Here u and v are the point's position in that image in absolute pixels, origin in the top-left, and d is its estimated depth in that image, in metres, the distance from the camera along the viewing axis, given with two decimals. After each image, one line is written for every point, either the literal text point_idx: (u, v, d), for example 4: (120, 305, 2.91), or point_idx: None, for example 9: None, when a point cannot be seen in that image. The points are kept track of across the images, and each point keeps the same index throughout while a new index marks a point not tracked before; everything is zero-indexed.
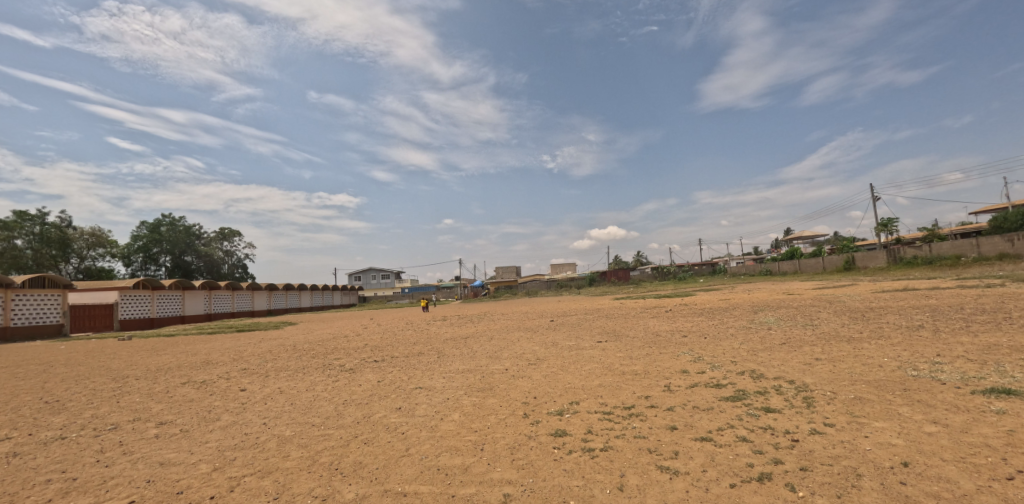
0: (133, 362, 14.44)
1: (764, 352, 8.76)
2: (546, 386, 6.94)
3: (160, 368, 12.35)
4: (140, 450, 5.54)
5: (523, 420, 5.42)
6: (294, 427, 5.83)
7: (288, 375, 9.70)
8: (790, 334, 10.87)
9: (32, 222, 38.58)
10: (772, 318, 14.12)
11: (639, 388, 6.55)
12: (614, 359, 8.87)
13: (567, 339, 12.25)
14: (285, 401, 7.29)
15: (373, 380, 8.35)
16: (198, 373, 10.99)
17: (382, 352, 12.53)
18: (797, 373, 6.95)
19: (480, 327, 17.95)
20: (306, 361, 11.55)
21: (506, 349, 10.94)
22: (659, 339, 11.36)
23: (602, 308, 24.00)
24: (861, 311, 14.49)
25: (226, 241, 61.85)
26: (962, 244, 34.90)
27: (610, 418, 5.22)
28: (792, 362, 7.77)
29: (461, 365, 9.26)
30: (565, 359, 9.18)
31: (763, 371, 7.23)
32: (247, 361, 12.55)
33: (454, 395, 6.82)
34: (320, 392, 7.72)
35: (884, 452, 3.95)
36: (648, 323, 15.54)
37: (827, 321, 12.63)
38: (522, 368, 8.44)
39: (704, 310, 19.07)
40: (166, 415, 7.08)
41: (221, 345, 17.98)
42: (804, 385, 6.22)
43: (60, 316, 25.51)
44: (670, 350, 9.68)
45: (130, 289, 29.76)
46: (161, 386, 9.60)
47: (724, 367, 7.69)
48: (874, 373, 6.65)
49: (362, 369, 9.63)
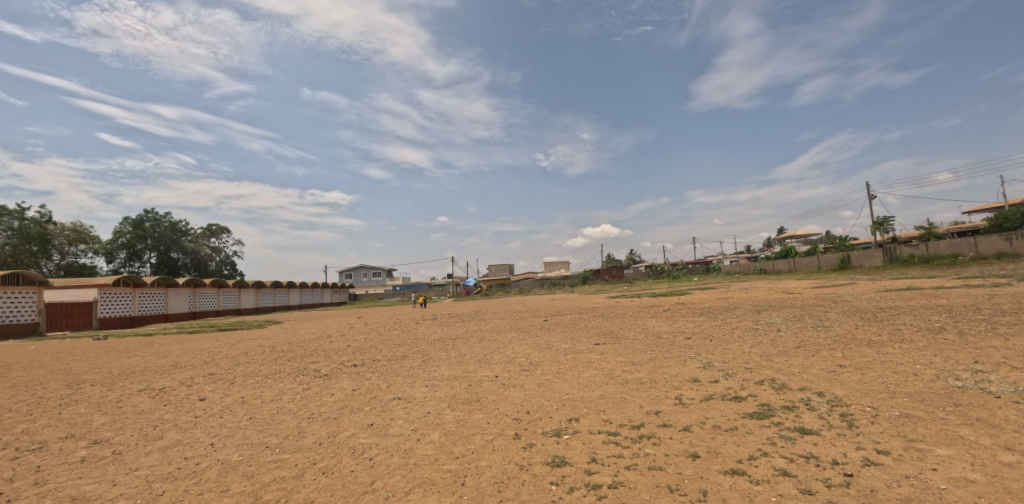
0: (96, 364, 13.36)
1: (781, 358, 7.96)
2: (539, 398, 6.11)
3: (123, 372, 11.37)
4: (55, 479, 4.62)
5: (514, 443, 4.58)
6: (246, 449, 4.96)
7: (257, 382, 8.77)
8: (802, 336, 10.13)
9: (10, 217, 37.14)
10: (777, 318, 13.45)
11: (647, 401, 5.73)
12: (614, 365, 8.04)
13: (562, 341, 11.36)
14: (244, 415, 6.39)
15: (348, 389, 7.47)
16: (159, 379, 10.02)
17: (363, 354, 11.61)
18: (824, 383, 6.20)
19: (471, 327, 17.17)
20: (280, 365, 10.64)
21: (497, 352, 10.07)
22: (662, 342, 10.50)
23: (598, 307, 23.09)
24: (872, 311, 13.72)
25: (214, 238, 60.46)
26: (959, 242, 34.47)
27: (616, 442, 4.41)
28: (815, 370, 7.00)
29: (447, 370, 8.40)
30: (561, 364, 8.35)
31: (785, 380, 6.45)
32: (217, 365, 11.61)
33: (436, 408, 5.97)
34: (285, 404, 6.85)
35: (965, 493, 3.18)
36: (647, 323, 14.80)
37: (840, 322, 11.87)
38: (515, 375, 7.60)
39: (704, 310, 18.24)
40: (104, 431, 6.14)
41: (197, 346, 17.00)
42: (836, 399, 5.48)
43: (35, 314, 24.33)
44: (675, 355, 8.85)
45: (110, 287, 28.55)
46: (113, 395, 8.61)
47: (739, 374, 6.92)
48: (912, 386, 5.90)
49: (338, 375, 8.73)
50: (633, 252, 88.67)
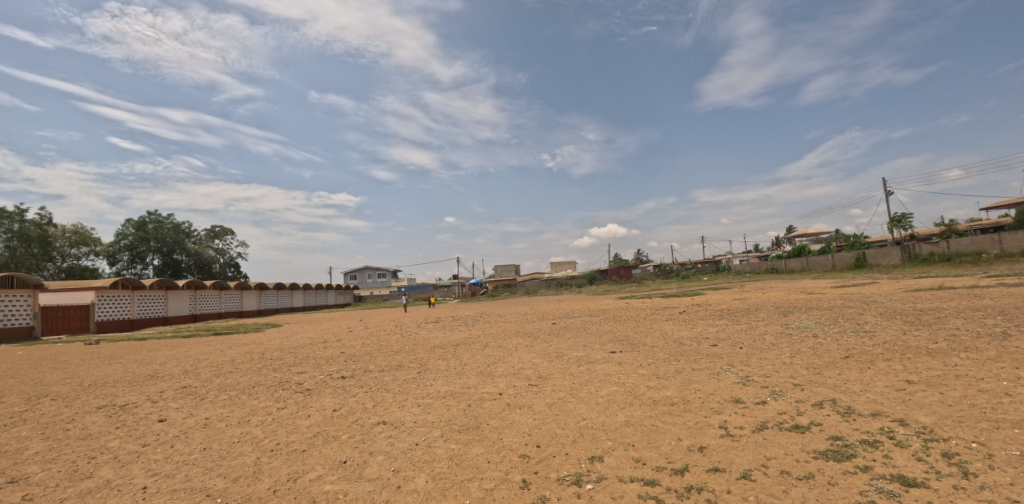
0: (74, 373, 12.45)
1: (832, 371, 6.80)
2: (552, 425, 5.02)
3: (94, 384, 10.41)
4: None
5: (520, 496, 3.50)
6: (180, 499, 3.93)
7: (229, 399, 7.75)
8: (845, 342, 8.97)
9: (10, 219, 36.39)
10: (808, 321, 12.22)
11: (685, 431, 4.62)
12: (636, 380, 6.93)
13: (572, 348, 10.24)
14: (198, 445, 5.37)
15: (327, 410, 6.42)
16: (127, 392, 9.02)
17: (355, 364, 10.57)
18: (902, 408, 5.06)
19: (474, 331, 16.12)
20: (262, 376, 9.64)
21: (500, 363, 8.97)
22: (686, 350, 9.35)
23: (608, 309, 21.89)
24: (914, 314, 12.38)
25: (218, 240, 59.91)
26: (983, 239, 32.94)
27: (657, 498, 3.31)
28: (880, 387, 5.88)
29: (444, 385, 7.33)
30: (575, 378, 7.25)
31: (849, 402, 5.33)
32: (197, 375, 10.61)
33: (427, 438, 4.91)
34: (252, 429, 5.83)
35: None
36: (665, 327, 13.65)
37: (883, 327, 10.60)
38: (522, 393, 6.51)
39: (723, 312, 17.01)
40: (29, 465, 5.15)
41: (185, 352, 16.09)
42: (928, 431, 4.35)
43: (30, 317, 23.54)
44: (705, 366, 7.72)
45: (107, 289, 27.81)
46: (68, 413, 7.64)
47: (790, 393, 5.79)
48: (1016, 411, 4.76)
49: (321, 391, 7.71)
50: (641, 252, 87.05)
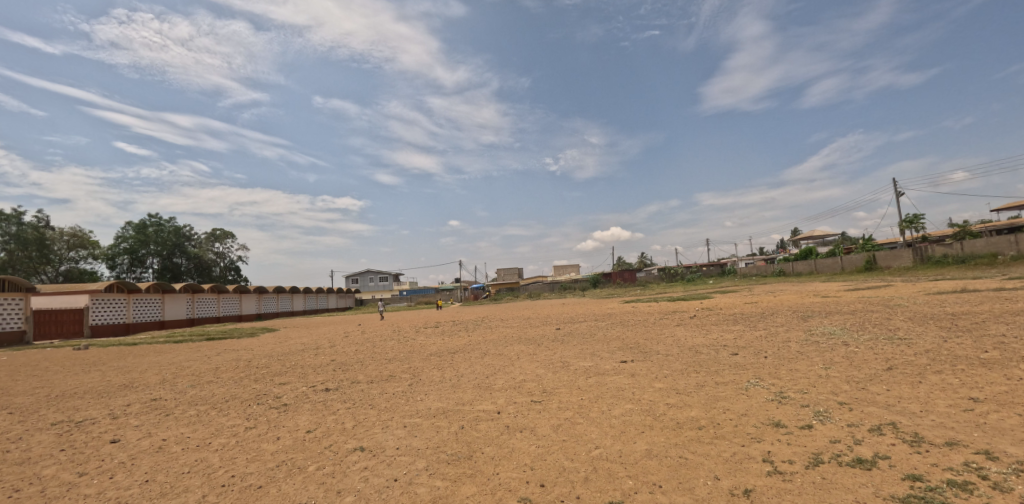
0: (48, 381, 11.69)
1: (880, 387, 5.91)
2: (559, 455, 4.19)
3: (62, 394, 9.63)
4: None
5: None
6: None
7: (195, 415, 6.94)
8: (883, 352, 8.05)
9: (8, 221, 35.93)
10: (834, 327, 11.26)
11: (722, 466, 3.77)
12: (654, 396, 6.07)
13: (579, 358, 9.37)
14: (141, 477, 4.55)
15: (300, 430, 5.61)
16: (93, 405, 8.24)
17: (343, 374, 9.76)
18: (984, 436, 4.17)
19: (472, 337, 15.31)
20: (240, 388, 8.82)
21: (500, 374, 8.12)
22: (705, 360, 8.45)
23: (614, 313, 21.00)
24: (947, 319, 11.46)
25: (218, 243, 59.41)
26: (999, 240, 31.85)
27: None
28: (944, 407, 5.01)
29: (435, 402, 6.49)
30: (583, 393, 6.39)
31: (915, 427, 4.45)
32: (172, 386, 9.78)
33: (409, 472, 4.09)
34: (209, 455, 5.00)
35: None
36: (677, 333, 12.76)
37: (919, 333, 9.67)
38: (523, 411, 5.68)
39: (736, 316, 16.14)
40: None
41: (171, 358, 15.27)
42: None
43: (22, 321, 22.88)
44: (729, 379, 6.85)
45: (102, 293, 27.10)
46: (19, 429, 6.87)
47: (838, 415, 4.92)
48: None
49: (297, 407, 6.89)
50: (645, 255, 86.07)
